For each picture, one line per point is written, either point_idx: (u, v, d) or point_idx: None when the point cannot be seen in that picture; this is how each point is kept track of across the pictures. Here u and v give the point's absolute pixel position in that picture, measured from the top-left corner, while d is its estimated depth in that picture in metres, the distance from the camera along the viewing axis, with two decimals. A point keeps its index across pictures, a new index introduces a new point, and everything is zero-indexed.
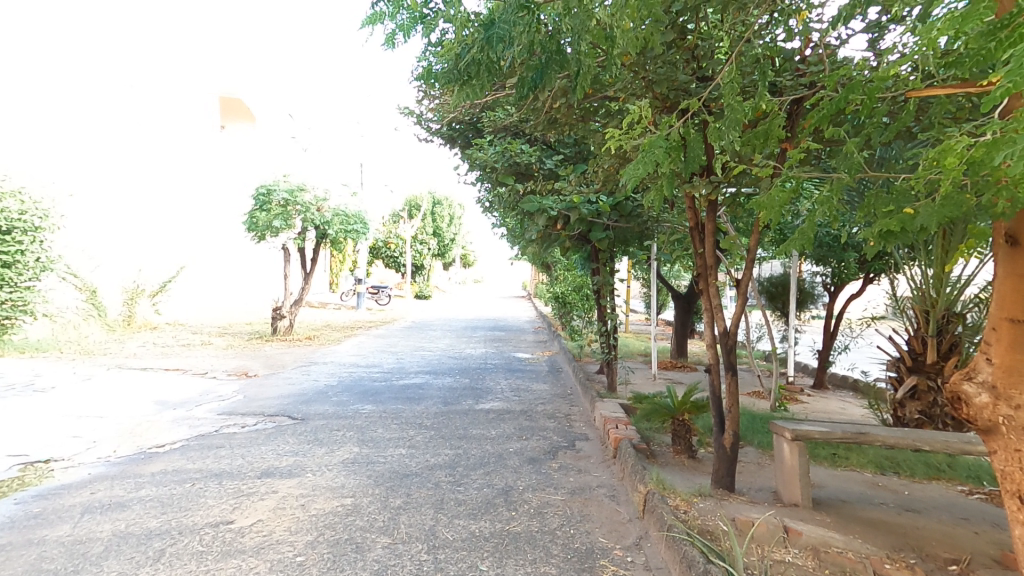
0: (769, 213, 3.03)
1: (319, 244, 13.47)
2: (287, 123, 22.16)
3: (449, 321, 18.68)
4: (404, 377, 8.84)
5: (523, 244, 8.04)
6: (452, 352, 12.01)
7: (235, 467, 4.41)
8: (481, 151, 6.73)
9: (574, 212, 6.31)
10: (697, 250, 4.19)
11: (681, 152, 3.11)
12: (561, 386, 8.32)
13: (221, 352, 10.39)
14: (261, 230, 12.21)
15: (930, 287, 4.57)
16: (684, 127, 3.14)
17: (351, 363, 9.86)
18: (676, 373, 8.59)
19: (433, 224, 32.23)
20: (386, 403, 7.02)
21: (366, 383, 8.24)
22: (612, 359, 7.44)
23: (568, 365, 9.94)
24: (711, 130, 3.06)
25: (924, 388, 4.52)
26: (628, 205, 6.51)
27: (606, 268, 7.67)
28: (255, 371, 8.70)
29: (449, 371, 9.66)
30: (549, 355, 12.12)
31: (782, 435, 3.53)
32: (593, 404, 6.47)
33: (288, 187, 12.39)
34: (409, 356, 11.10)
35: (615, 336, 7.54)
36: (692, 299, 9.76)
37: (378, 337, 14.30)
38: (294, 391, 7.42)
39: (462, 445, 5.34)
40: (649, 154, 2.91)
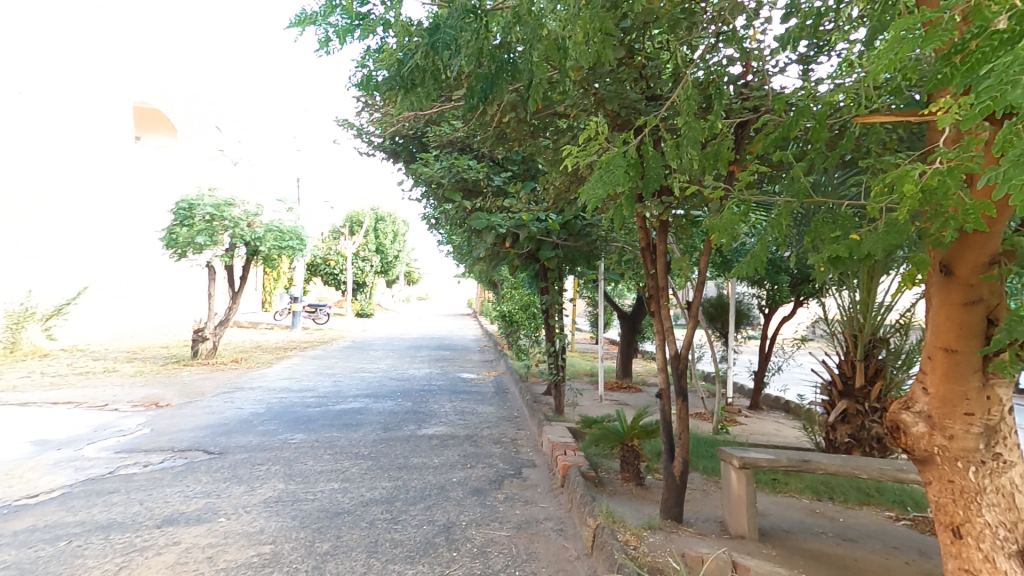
0: (721, 237, 3.01)
1: (249, 261, 12.65)
2: (213, 135, 20.95)
3: (391, 340, 18.03)
4: (341, 402, 8.28)
5: (470, 262, 7.84)
6: (394, 373, 11.49)
7: (127, 517, 3.91)
8: (426, 165, 6.49)
9: (523, 229, 6.20)
10: (649, 272, 4.18)
11: (641, 170, 3.00)
12: (508, 408, 8.09)
13: (129, 380, 9.37)
14: (182, 249, 11.28)
15: (858, 312, 4.72)
16: (643, 144, 3.11)
17: (283, 387, 9.15)
18: (621, 394, 8.61)
19: (377, 240, 31.39)
20: (320, 431, 6.50)
21: (298, 409, 7.63)
22: (560, 380, 7.31)
23: (514, 386, 9.73)
24: (668, 148, 3.00)
25: (854, 412, 4.66)
26: (576, 224, 6.48)
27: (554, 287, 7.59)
28: (169, 399, 7.86)
29: (390, 393, 9.18)
30: (495, 375, 11.87)
31: (730, 462, 3.48)
32: (540, 428, 6.28)
33: (212, 202, 11.56)
34: (347, 378, 10.49)
35: (563, 357, 7.45)
36: (637, 318, 9.89)
37: (314, 358, 13.48)
38: (213, 421, 6.73)
39: (401, 476, 4.96)
40: (608, 171, 2.82)
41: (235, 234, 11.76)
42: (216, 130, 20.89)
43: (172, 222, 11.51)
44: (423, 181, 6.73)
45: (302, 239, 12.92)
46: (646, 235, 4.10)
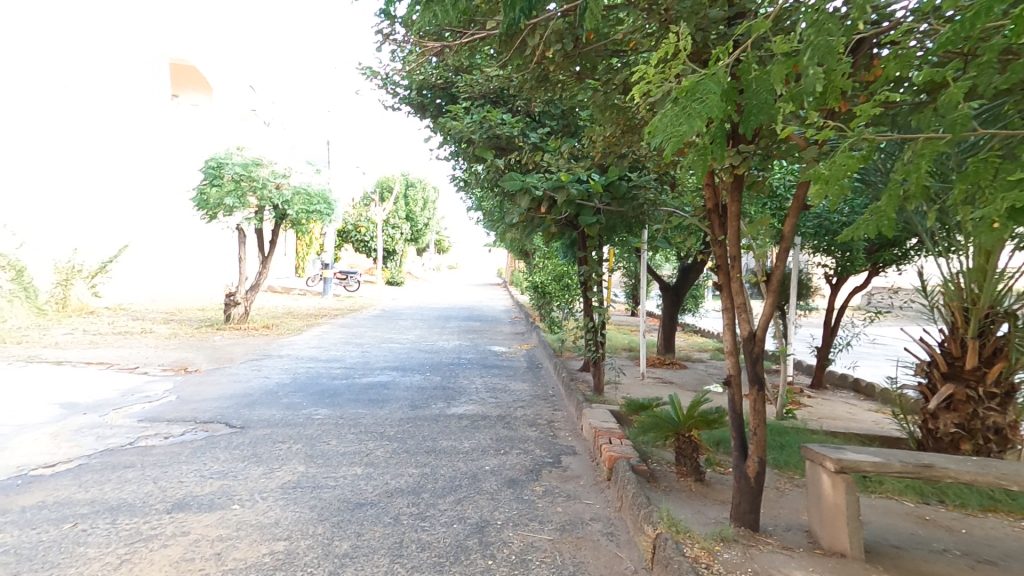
0: (835, 193, 2.27)
1: (279, 225, 12.37)
2: (246, 94, 20.61)
3: (421, 310, 17.79)
4: (369, 375, 7.97)
5: (502, 229, 7.27)
6: (423, 345, 11.17)
7: (141, 498, 3.49)
8: (456, 119, 5.82)
9: (561, 191, 5.53)
10: (716, 238, 3.43)
11: (738, 97, 2.38)
12: (542, 386, 7.64)
13: (163, 341, 9.31)
14: (213, 211, 11.08)
15: (971, 281, 4.01)
16: (739, 63, 2.41)
17: (310, 357, 8.90)
18: (666, 372, 8.06)
19: (406, 208, 31.04)
20: (345, 405, 6.17)
21: (324, 381, 7.34)
22: (599, 358, 6.77)
23: (548, 361, 9.28)
24: (779, 68, 2.25)
25: (962, 398, 3.96)
26: (620, 186, 5.73)
27: (593, 258, 6.91)
28: (197, 364, 7.64)
29: (419, 367, 8.82)
30: (527, 348, 11.43)
31: (823, 466, 2.82)
32: (579, 410, 5.78)
33: (241, 162, 11.26)
34: (375, 349, 10.22)
35: (603, 333, 6.87)
36: (681, 292, 9.14)
37: (344, 327, 13.29)
38: (237, 390, 6.44)
39: (430, 461, 4.56)
40: (698, 102, 2.15)
41: (262, 197, 11.43)
42: (249, 90, 20.56)
43: (202, 181, 11.29)
44: (453, 136, 6.08)
45: (330, 204, 12.54)
46: (714, 194, 3.40)
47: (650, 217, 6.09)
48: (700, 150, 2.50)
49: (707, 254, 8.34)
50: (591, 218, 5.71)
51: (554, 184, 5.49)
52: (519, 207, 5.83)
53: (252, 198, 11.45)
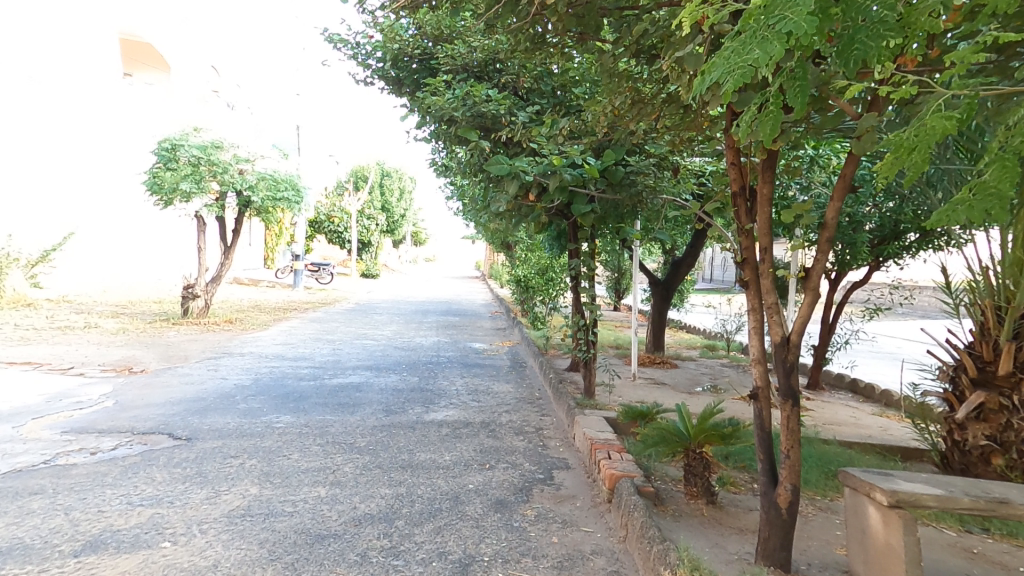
0: (920, 165, 1.78)
1: (243, 212, 11.51)
2: (208, 76, 19.47)
3: (397, 303, 17.12)
4: (339, 375, 7.35)
5: (486, 218, 6.72)
6: (399, 341, 10.55)
7: (45, 536, 2.84)
8: (437, 91, 5.18)
9: (553, 176, 5.00)
10: (741, 224, 2.95)
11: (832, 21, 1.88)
12: (527, 387, 7.16)
13: (108, 338, 8.46)
14: (169, 197, 10.22)
15: (1006, 277, 3.56)
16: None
17: (276, 356, 8.19)
18: (657, 371, 7.66)
19: (383, 198, 30.03)
20: (312, 411, 5.55)
21: (290, 382, 6.68)
22: (590, 358, 6.30)
23: (532, 360, 8.82)
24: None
25: (994, 408, 3.56)
26: (616, 172, 5.15)
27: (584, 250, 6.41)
28: (144, 365, 6.88)
29: (395, 366, 8.22)
30: (509, 345, 10.94)
31: (874, 499, 2.35)
32: (570, 417, 5.30)
33: (198, 143, 10.40)
34: (348, 346, 9.56)
35: (594, 331, 6.39)
36: (671, 287, 8.72)
37: (314, 322, 12.54)
38: (189, 394, 5.74)
39: (407, 479, 4.02)
40: (777, 15, 1.73)
41: (222, 182, 10.57)
42: (212, 72, 19.42)
43: (155, 164, 10.41)
44: (432, 114, 5.47)
45: (298, 191, 11.73)
46: (742, 172, 2.93)
47: (647, 207, 5.58)
48: (774, 97, 2.09)
49: (699, 247, 7.93)
50: (585, 207, 5.19)
51: (545, 168, 4.95)
52: (506, 194, 5.30)
53: (211, 183, 10.58)
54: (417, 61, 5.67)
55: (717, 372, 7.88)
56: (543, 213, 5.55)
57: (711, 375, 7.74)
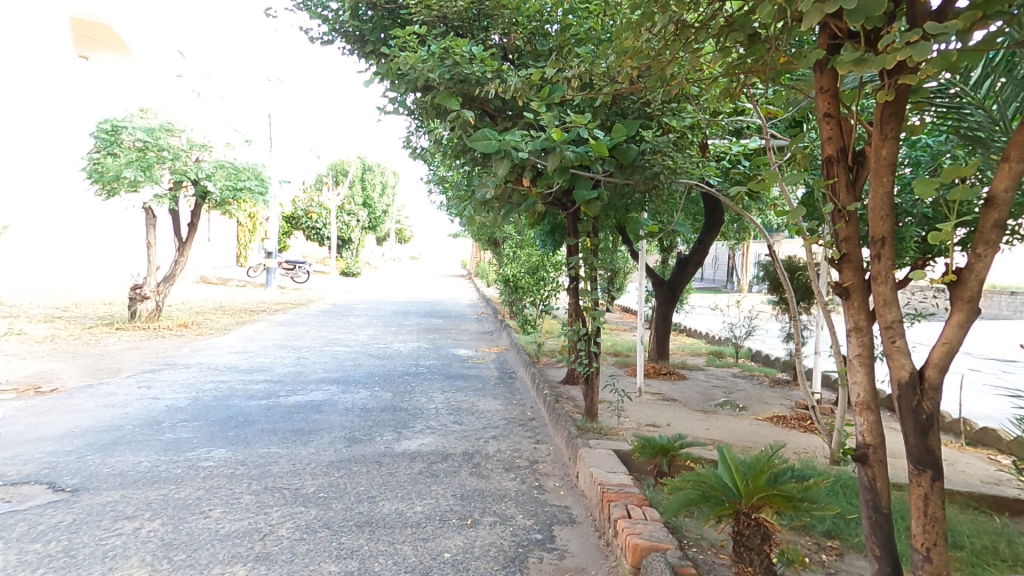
0: None
1: (199, 203, 10.38)
2: (173, 60, 18.14)
3: (377, 304, 16.03)
4: (299, 391, 6.30)
5: (470, 208, 5.74)
6: (374, 348, 9.51)
7: None
8: (408, 44, 4.13)
9: (552, 155, 4.04)
10: (837, 203, 1.96)
11: None
12: (518, 405, 6.24)
13: (31, 347, 7.29)
14: (111, 186, 9.09)
15: None
16: None
17: (227, 367, 7.10)
18: (664, 385, 6.77)
19: (363, 192, 28.70)
20: (256, 440, 4.52)
21: (236, 402, 5.62)
22: (593, 373, 5.40)
23: (523, 370, 7.90)
24: None
25: None
26: (628, 150, 4.17)
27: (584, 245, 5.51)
28: (60, 380, 5.74)
29: (366, 379, 7.20)
30: (497, 351, 10.00)
31: None
32: (572, 450, 4.36)
33: (145, 125, 9.21)
34: (315, 355, 8.51)
35: (597, 342, 5.46)
36: (676, 287, 7.84)
37: (282, 326, 11.44)
38: (103, 421, 4.66)
39: (362, 545, 3.03)
40: None
41: (175, 170, 9.43)
42: (177, 56, 18.11)
43: (94, 149, 9.20)
44: (404, 80, 4.46)
45: (262, 180, 10.64)
46: (841, 130, 1.96)
47: (662, 194, 4.68)
48: None
49: (708, 243, 7.08)
50: (593, 193, 4.20)
51: (544, 144, 3.99)
52: (495, 178, 4.33)
53: (161, 172, 9.42)
54: (384, 11, 4.66)
55: (729, 385, 7.02)
56: (539, 205, 4.58)
57: (724, 387, 6.88)
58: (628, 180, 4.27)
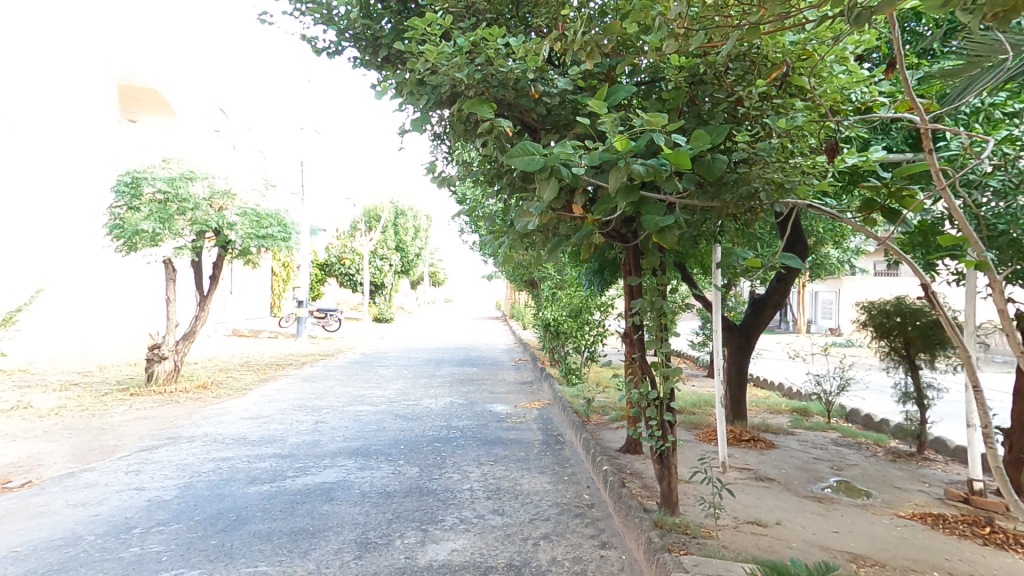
0: None
1: (221, 254, 9.98)
2: (214, 117, 18.58)
3: (408, 353, 15.23)
4: (310, 471, 5.35)
5: (508, 249, 4.83)
6: (402, 406, 8.57)
7: None
8: (430, 38, 3.40)
9: (614, 172, 3.25)
10: None
11: None
12: (572, 485, 5.08)
13: (32, 421, 6.71)
14: (131, 240, 8.75)
15: None
16: None
17: (235, 439, 6.27)
18: (752, 457, 5.47)
19: (396, 237, 28.59)
20: (242, 552, 3.53)
21: (232, 489, 4.69)
22: (671, 449, 4.26)
23: (573, 434, 6.75)
24: None
25: None
26: (712, 162, 3.28)
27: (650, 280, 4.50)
28: (39, 468, 5.00)
29: (390, 450, 6.22)
30: (539, 406, 8.89)
31: None
32: (658, 567, 3.20)
33: (166, 175, 8.92)
34: (336, 419, 7.63)
35: (671, 408, 4.31)
36: (752, 331, 6.66)
37: (307, 382, 10.72)
38: (64, 527, 3.80)
39: None
40: None
41: (196, 221, 9.07)
42: (218, 113, 18.58)
43: (116, 203, 8.91)
44: (429, 92, 3.75)
45: (284, 227, 10.27)
46: None
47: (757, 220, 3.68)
48: None
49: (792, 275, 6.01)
50: (668, 218, 3.32)
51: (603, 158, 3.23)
52: (541, 206, 3.57)
53: (183, 223, 9.06)
54: (400, 19, 3.98)
55: (834, 455, 5.64)
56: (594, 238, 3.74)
57: (828, 458, 5.51)
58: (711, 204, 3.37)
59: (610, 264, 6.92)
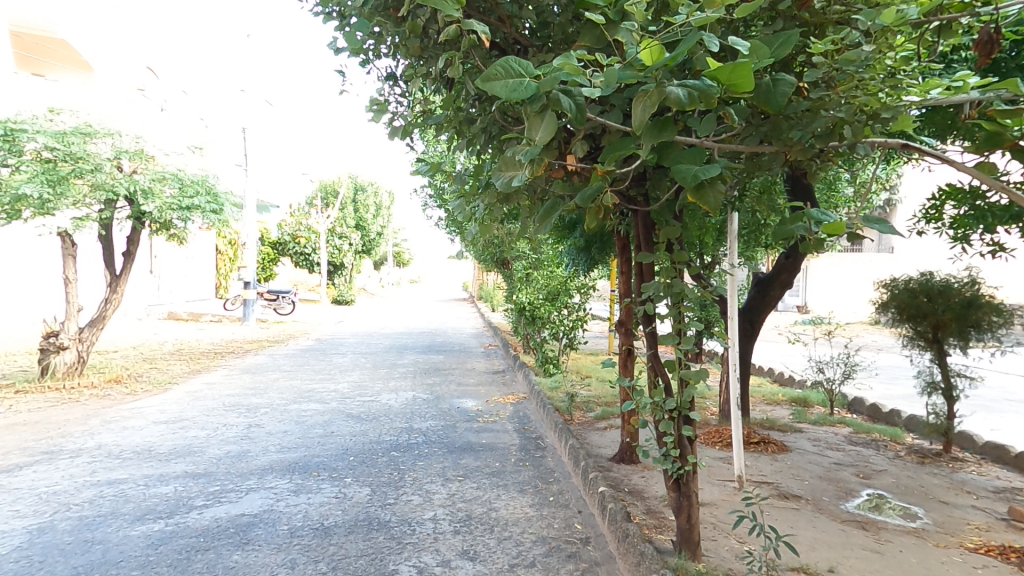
0: None
1: (136, 226, 8.48)
2: (141, 76, 16.43)
3: (367, 338, 13.99)
4: (225, 498, 4.20)
5: (485, 212, 3.71)
6: (355, 403, 7.43)
7: None
8: None
9: (641, 99, 2.18)
10: None
11: None
12: (559, 510, 4.12)
13: None
14: (14, 207, 7.21)
15: None
16: None
17: (137, 455, 5.04)
18: (766, 466, 4.57)
19: (356, 214, 26.80)
20: None
21: (108, 532, 3.51)
22: (691, 473, 3.30)
23: (556, 438, 5.79)
24: None
25: None
26: (773, 85, 2.21)
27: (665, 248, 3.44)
28: None
29: (335, 464, 5.10)
30: (513, 400, 7.91)
31: None
32: None
33: (55, 128, 7.34)
34: (272, 422, 6.44)
35: (691, 422, 3.34)
36: (756, 316, 5.84)
37: (246, 374, 9.40)
38: None
39: None
40: None
41: (97, 184, 7.54)
42: (146, 72, 16.41)
43: None
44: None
45: (214, 196, 8.83)
46: None
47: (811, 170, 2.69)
48: None
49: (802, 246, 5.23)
50: (714, 168, 2.30)
51: (624, 78, 2.19)
52: (533, 151, 2.51)
53: (82, 186, 7.54)
54: None
55: (856, 458, 4.77)
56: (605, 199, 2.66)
57: (851, 463, 4.64)
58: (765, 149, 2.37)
59: (597, 240, 6.37)
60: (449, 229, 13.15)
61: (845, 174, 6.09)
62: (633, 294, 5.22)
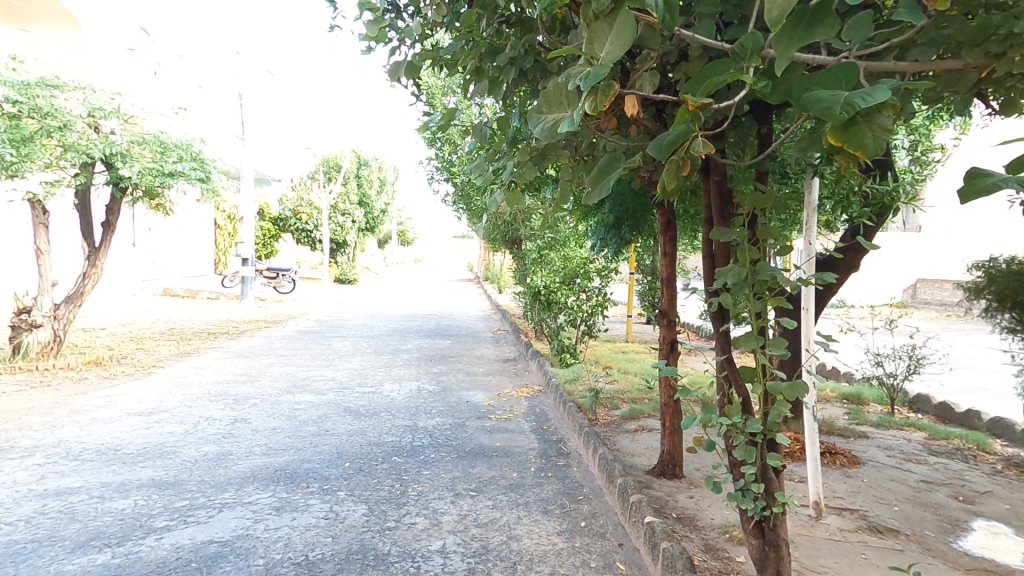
0: None
1: (115, 194, 7.72)
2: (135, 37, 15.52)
3: (370, 320, 13.27)
4: (194, 516, 3.51)
5: (516, 171, 2.90)
6: (354, 395, 6.73)
7: None
8: None
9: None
10: None
11: None
12: (594, 542, 3.39)
13: None
14: None
15: None
16: None
17: (100, 456, 4.35)
18: (840, 484, 3.81)
19: (358, 189, 25.90)
20: None
21: (38, 567, 2.83)
22: (778, 516, 2.52)
23: (581, 441, 5.10)
24: None
25: None
26: None
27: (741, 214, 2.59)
28: None
29: (327, 472, 4.42)
30: (529, 393, 7.21)
31: None
32: None
33: (17, 80, 6.54)
34: (261, 416, 5.76)
35: (777, 446, 2.55)
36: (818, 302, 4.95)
37: (239, 358, 8.72)
38: None
39: None
40: None
41: (69, 147, 6.78)
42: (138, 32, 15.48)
43: None
44: None
45: (200, 161, 8.02)
46: None
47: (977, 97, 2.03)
48: None
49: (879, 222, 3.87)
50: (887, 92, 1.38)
51: None
52: (597, 76, 1.66)
53: (53, 144, 6.78)
54: None
55: (946, 475, 4.01)
56: (698, 147, 1.80)
57: (943, 483, 3.88)
58: (949, 64, 1.60)
59: (630, 217, 5.66)
60: (457, 205, 12.30)
61: (926, 139, 5.21)
62: (677, 282, 4.44)
